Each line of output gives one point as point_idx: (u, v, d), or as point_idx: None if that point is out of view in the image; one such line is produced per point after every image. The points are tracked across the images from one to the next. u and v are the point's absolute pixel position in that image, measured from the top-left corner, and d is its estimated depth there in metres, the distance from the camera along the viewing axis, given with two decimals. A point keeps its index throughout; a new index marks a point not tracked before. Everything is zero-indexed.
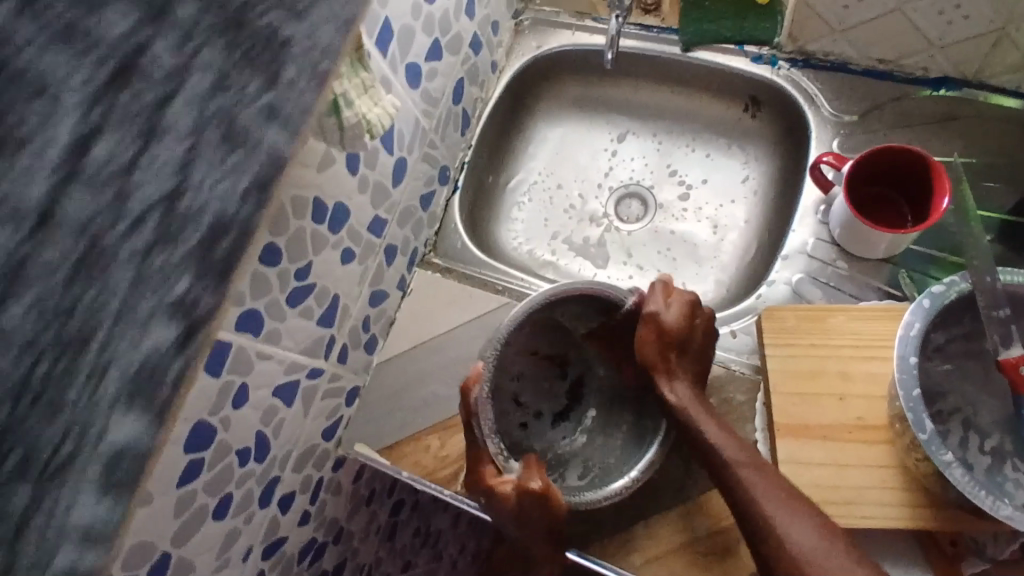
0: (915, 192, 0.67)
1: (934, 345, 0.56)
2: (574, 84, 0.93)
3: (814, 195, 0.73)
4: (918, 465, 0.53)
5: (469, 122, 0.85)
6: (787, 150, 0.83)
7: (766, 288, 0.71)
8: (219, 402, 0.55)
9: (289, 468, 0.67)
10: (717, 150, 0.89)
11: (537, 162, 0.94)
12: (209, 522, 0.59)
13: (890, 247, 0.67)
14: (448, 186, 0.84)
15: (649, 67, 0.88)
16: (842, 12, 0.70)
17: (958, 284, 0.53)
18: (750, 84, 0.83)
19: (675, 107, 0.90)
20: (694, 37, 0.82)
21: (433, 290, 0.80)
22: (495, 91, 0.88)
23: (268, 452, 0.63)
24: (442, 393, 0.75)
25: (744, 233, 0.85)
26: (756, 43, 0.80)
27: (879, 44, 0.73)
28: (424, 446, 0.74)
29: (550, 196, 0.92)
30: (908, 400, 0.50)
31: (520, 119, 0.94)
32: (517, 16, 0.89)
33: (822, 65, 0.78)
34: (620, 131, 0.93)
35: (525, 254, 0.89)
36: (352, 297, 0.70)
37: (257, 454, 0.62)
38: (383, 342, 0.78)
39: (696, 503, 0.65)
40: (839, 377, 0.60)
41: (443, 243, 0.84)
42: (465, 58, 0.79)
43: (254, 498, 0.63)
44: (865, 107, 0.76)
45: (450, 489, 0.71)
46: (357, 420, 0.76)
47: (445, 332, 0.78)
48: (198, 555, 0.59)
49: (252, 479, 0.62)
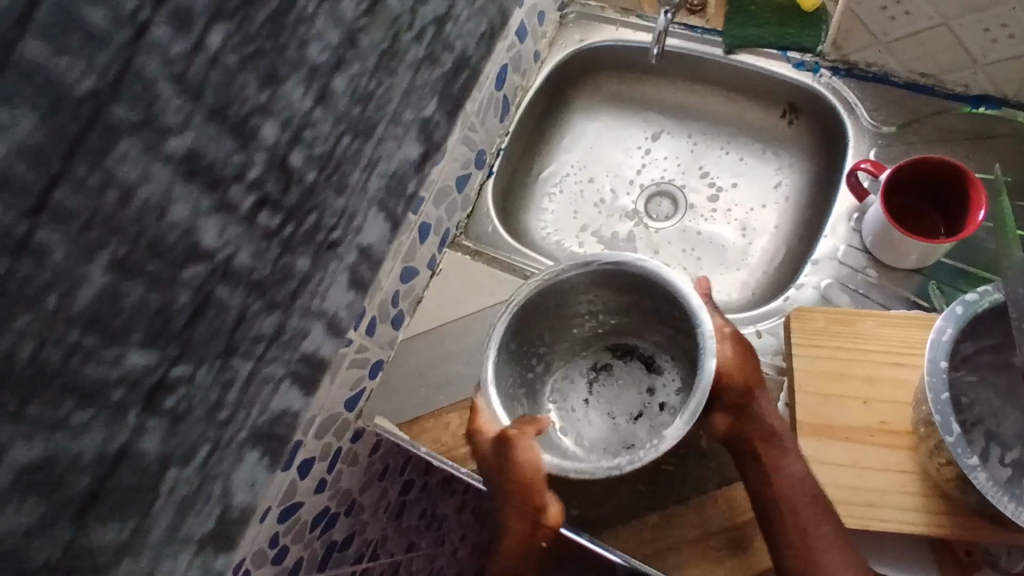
0: (951, 206, 0.67)
1: (961, 356, 0.57)
2: (612, 81, 0.94)
3: (848, 203, 0.74)
4: (940, 470, 0.54)
5: (508, 109, 0.86)
6: (821, 159, 0.84)
7: (794, 290, 0.72)
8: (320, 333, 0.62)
9: (312, 432, 0.67)
10: (750, 154, 0.90)
11: (570, 155, 0.95)
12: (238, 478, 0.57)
13: (921, 258, 0.67)
14: (483, 170, 0.85)
15: (690, 68, 0.89)
16: (888, 23, 0.71)
17: (991, 294, 0.54)
18: (789, 91, 0.83)
19: (712, 110, 0.91)
20: (737, 40, 0.83)
21: (462, 273, 0.82)
22: (536, 82, 0.88)
23: (295, 415, 0.63)
24: (465, 373, 0.76)
25: (773, 238, 0.85)
26: (800, 50, 0.81)
27: (921, 59, 0.73)
28: (444, 423, 0.74)
29: (581, 189, 0.93)
30: (936, 403, 0.50)
31: (557, 113, 0.95)
32: (563, 9, 0.90)
33: (863, 76, 0.78)
34: (654, 130, 0.94)
35: (553, 244, 0.90)
36: (385, 270, 0.70)
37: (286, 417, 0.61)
38: (409, 319, 0.79)
39: (712, 497, 0.65)
40: (865, 381, 0.60)
41: (475, 227, 0.85)
42: (512, 45, 0.80)
43: (278, 459, 0.63)
44: (904, 119, 0.76)
45: (467, 467, 0.72)
46: (379, 393, 0.76)
47: (472, 314, 0.79)
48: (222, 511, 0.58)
49: (279, 441, 0.62)
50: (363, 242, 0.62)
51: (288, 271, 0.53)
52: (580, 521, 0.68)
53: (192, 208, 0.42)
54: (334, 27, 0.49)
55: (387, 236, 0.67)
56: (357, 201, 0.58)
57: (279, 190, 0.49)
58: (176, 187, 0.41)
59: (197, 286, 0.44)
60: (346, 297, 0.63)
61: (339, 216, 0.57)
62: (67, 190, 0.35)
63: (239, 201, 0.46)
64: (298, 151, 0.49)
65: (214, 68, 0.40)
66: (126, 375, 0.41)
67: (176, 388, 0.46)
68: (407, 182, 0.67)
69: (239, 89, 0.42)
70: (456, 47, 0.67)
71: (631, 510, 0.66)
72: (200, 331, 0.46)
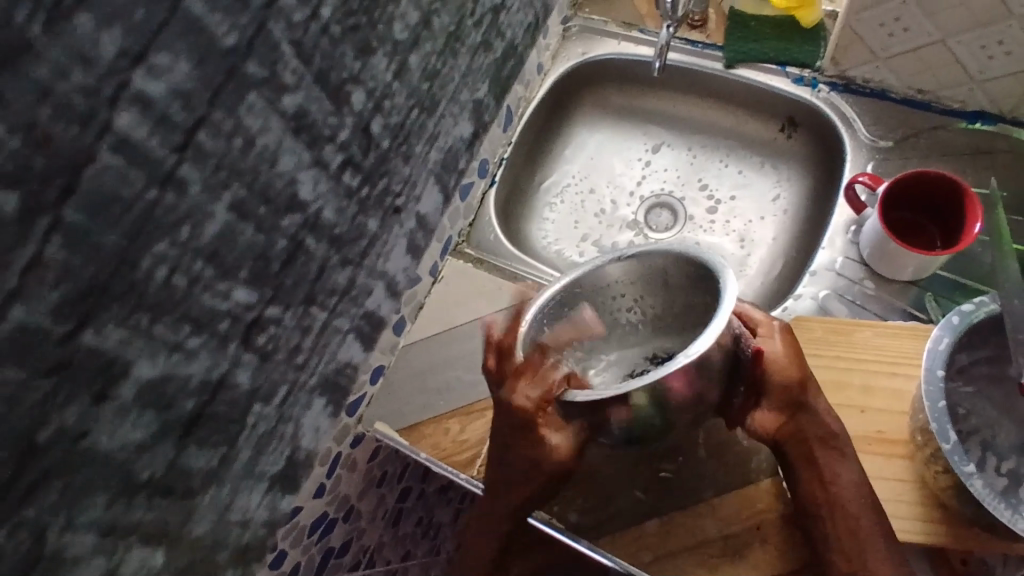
0: (948, 218, 0.68)
1: (957, 366, 0.58)
2: (613, 93, 0.95)
3: (845, 215, 0.75)
4: (937, 479, 0.54)
5: (511, 119, 0.87)
6: (819, 172, 0.85)
7: (793, 300, 0.72)
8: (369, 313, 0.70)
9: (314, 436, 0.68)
10: (749, 167, 0.91)
11: (571, 165, 0.96)
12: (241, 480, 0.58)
13: (917, 270, 0.68)
14: (486, 179, 0.86)
15: (691, 82, 0.90)
16: (887, 39, 0.72)
17: (987, 305, 0.55)
18: (788, 105, 0.85)
19: (712, 123, 0.92)
20: (737, 55, 0.84)
21: (464, 280, 0.82)
22: (538, 93, 0.90)
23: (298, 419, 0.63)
24: (465, 379, 0.76)
25: (771, 250, 0.86)
26: (799, 65, 0.82)
27: (919, 75, 0.75)
28: (443, 429, 0.74)
29: (582, 199, 0.94)
30: (933, 411, 0.51)
31: (560, 124, 0.96)
32: (566, 22, 0.91)
33: (860, 91, 0.80)
34: (655, 142, 0.95)
35: (554, 253, 0.91)
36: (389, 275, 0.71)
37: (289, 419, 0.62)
38: (410, 325, 0.80)
39: (711, 505, 0.65)
40: (864, 391, 0.61)
41: (477, 235, 0.86)
42: (514, 56, 0.81)
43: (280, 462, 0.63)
44: (901, 134, 0.77)
45: (466, 472, 0.71)
46: (380, 399, 0.77)
47: (473, 321, 0.80)
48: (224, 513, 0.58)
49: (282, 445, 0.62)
50: (422, 212, 0.72)
51: (361, 230, 0.61)
52: (578, 528, 0.68)
53: (297, 161, 0.51)
54: (413, 10, 0.60)
55: (440, 207, 0.77)
56: (418, 169, 0.68)
57: (361, 152, 0.58)
58: (286, 140, 0.49)
59: (292, 234, 0.53)
60: (404, 261, 0.72)
61: (403, 184, 0.66)
62: (207, 133, 0.43)
63: (331, 160, 0.55)
64: (378, 120, 0.59)
65: (323, 37, 0.50)
66: (231, 309, 0.49)
67: (267, 328, 0.53)
68: (460, 163, 0.78)
69: (343, 56, 0.53)
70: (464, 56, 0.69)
71: (630, 517, 0.67)
72: (289, 277, 0.54)
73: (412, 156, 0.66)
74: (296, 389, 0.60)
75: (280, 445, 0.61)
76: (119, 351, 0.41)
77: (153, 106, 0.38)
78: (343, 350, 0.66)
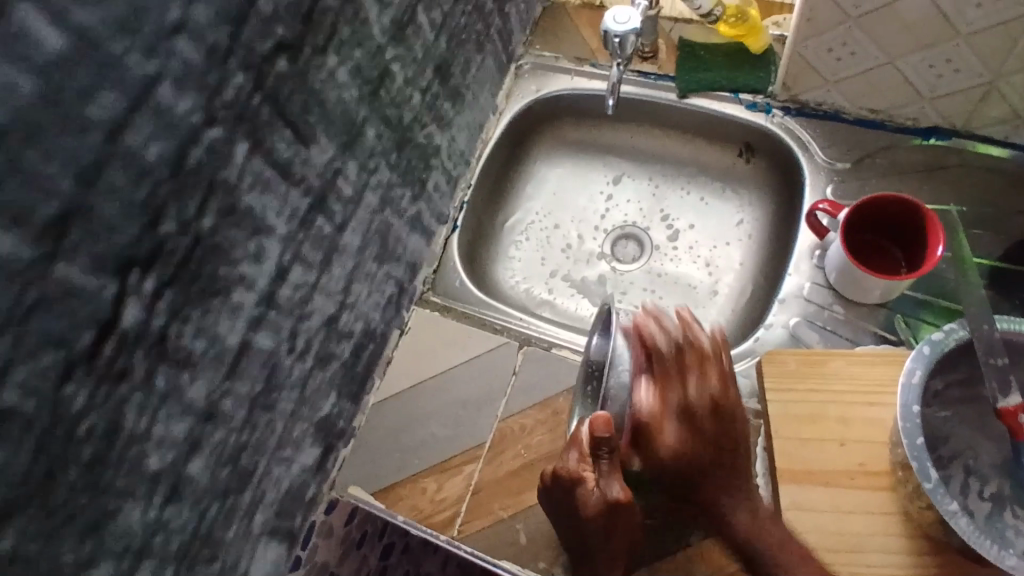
0: (908, 239, 0.68)
1: (933, 392, 0.56)
2: (571, 127, 0.95)
3: (809, 240, 0.75)
4: (922, 512, 0.53)
5: (469, 163, 0.86)
6: (781, 196, 0.85)
7: (764, 331, 0.72)
8: (379, 369, 0.78)
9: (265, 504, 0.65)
10: (711, 193, 0.91)
11: (534, 202, 0.95)
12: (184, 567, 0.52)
13: (884, 293, 0.68)
14: (447, 225, 0.85)
15: (646, 112, 0.90)
16: (836, 63, 0.73)
17: (956, 332, 0.54)
18: (745, 131, 0.84)
19: (671, 152, 0.92)
20: (690, 85, 0.84)
21: (433, 329, 0.80)
22: (494, 133, 0.89)
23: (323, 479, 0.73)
24: (439, 434, 0.74)
25: (738, 275, 0.86)
26: (751, 92, 0.82)
27: (869, 95, 0.75)
28: (420, 489, 0.72)
29: (547, 235, 0.93)
30: (912, 449, 0.50)
31: (519, 162, 0.95)
32: (517, 60, 0.90)
33: (814, 114, 0.80)
34: (615, 173, 0.95)
35: (523, 293, 0.89)
36: (400, 347, 0.79)
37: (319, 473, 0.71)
38: (378, 381, 0.78)
39: (699, 550, 0.64)
40: (840, 423, 0.60)
41: (441, 281, 0.84)
42: (460, 123, 0.82)
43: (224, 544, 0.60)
44: (857, 155, 0.77)
45: (447, 533, 0.70)
46: (350, 462, 0.74)
47: (441, 372, 0.78)
48: None
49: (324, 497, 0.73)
50: (391, 263, 0.75)
51: (312, 293, 0.62)
52: None
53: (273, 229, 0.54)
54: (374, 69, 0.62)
55: (420, 251, 0.81)
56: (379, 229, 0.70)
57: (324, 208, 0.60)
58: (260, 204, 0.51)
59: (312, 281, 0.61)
60: (377, 309, 0.74)
61: (368, 255, 0.69)
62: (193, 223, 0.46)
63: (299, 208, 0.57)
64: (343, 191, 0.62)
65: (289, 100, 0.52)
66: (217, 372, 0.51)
67: None
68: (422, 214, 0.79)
69: (321, 118, 0.57)
70: (408, 108, 0.70)
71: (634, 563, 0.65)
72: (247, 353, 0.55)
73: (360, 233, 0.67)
74: (243, 454, 0.59)
75: (250, 528, 0.63)
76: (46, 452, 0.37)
77: (146, 152, 0.41)
78: (311, 425, 0.67)
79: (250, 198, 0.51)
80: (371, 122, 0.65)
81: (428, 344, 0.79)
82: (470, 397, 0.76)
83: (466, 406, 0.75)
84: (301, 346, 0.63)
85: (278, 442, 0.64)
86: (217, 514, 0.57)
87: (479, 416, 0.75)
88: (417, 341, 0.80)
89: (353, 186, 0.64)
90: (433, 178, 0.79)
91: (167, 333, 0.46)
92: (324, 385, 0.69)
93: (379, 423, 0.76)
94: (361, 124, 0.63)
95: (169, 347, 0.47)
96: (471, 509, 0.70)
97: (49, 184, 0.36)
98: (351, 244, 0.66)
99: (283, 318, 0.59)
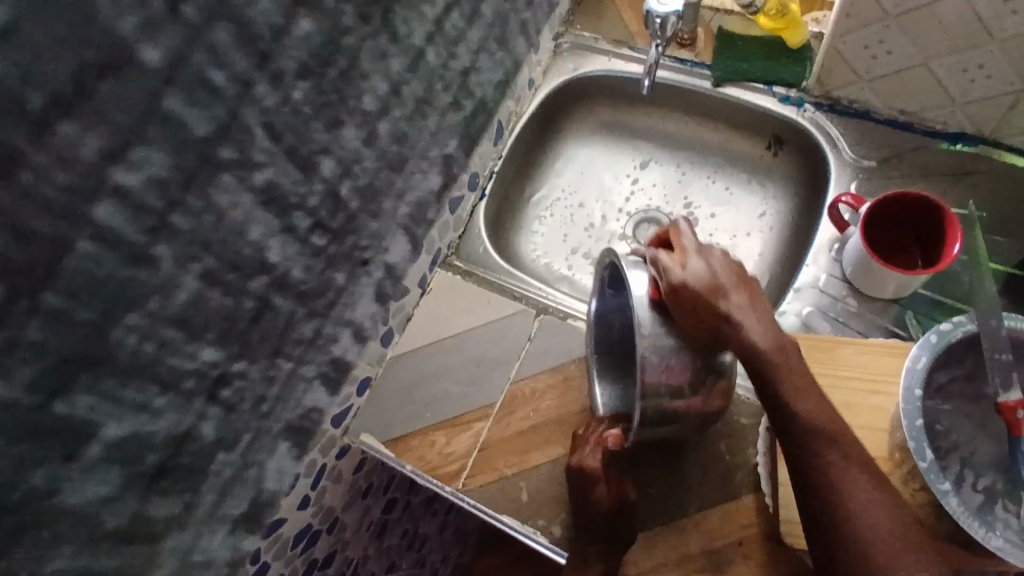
0: (928, 239, 0.70)
1: (936, 384, 0.58)
2: (604, 107, 0.97)
3: (830, 234, 0.76)
4: (915, 495, 0.55)
5: (502, 134, 0.88)
6: (805, 192, 0.86)
7: (777, 317, 0.73)
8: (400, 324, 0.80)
9: (300, 445, 0.67)
10: (736, 183, 0.92)
11: (562, 178, 0.97)
12: (206, 484, 0.55)
13: (899, 288, 0.69)
14: (476, 192, 0.87)
15: (680, 98, 0.91)
16: (870, 61, 0.74)
17: (965, 325, 0.56)
18: (776, 123, 0.86)
19: (701, 140, 0.94)
20: (725, 74, 0.85)
21: (453, 290, 0.82)
22: (529, 107, 0.91)
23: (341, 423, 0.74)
24: (452, 390, 0.77)
25: (756, 265, 0.87)
26: (786, 85, 0.83)
27: (898, 96, 0.76)
28: (429, 442, 0.74)
29: (572, 212, 0.95)
30: (912, 430, 0.52)
31: (551, 137, 0.97)
32: (557, 39, 0.92)
33: (845, 112, 0.81)
34: (643, 158, 0.97)
35: (543, 266, 0.91)
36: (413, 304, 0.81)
37: (336, 422, 0.73)
38: (398, 336, 0.80)
39: (693, 521, 0.66)
40: (844, 407, 0.62)
41: (466, 246, 0.86)
42: (507, 84, 0.84)
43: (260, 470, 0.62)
44: (884, 154, 0.78)
45: (451, 485, 0.72)
46: (366, 409, 0.76)
47: (458, 334, 0.80)
48: (183, 516, 0.54)
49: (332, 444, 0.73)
50: (424, 221, 0.76)
51: (355, 246, 0.64)
52: (561, 541, 0.69)
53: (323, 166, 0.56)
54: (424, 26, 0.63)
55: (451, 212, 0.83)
56: (415, 188, 0.71)
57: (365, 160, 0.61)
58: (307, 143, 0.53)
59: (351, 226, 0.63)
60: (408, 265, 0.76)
61: (401, 212, 0.70)
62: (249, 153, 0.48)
63: (347, 153, 0.58)
64: (384, 142, 0.63)
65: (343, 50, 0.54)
66: (256, 300, 0.53)
67: (270, 330, 0.56)
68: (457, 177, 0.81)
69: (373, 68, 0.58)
70: (466, 80, 0.75)
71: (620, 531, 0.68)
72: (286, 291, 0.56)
73: (406, 185, 0.68)
74: (278, 385, 0.60)
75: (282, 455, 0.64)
76: (80, 344, 0.40)
77: (209, 75, 0.43)
78: (340, 367, 0.69)
79: (303, 131, 0.53)
80: (418, 61, 0.64)
81: (448, 305, 0.81)
82: (485, 358, 0.78)
83: (481, 367, 0.77)
84: (345, 293, 0.65)
85: (315, 385, 0.66)
86: (247, 442, 0.59)
87: (492, 377, 0.77)
88: (439, 300, 0.82)
89: (405, 146, 0.67)
90: (469, 138, 0.80)
91: (221, 255, 0.48)
92: (358, 340, 0.71)
93: (391, 375, 0.78)
94: (411, 76, 0.64)
95: (222, 271, 0.49)
96: (477, 464, 0.72)
97: (99, 68, 0.35)
98: (397, 185, 0.67)
99: (329, 260, 0.61)
